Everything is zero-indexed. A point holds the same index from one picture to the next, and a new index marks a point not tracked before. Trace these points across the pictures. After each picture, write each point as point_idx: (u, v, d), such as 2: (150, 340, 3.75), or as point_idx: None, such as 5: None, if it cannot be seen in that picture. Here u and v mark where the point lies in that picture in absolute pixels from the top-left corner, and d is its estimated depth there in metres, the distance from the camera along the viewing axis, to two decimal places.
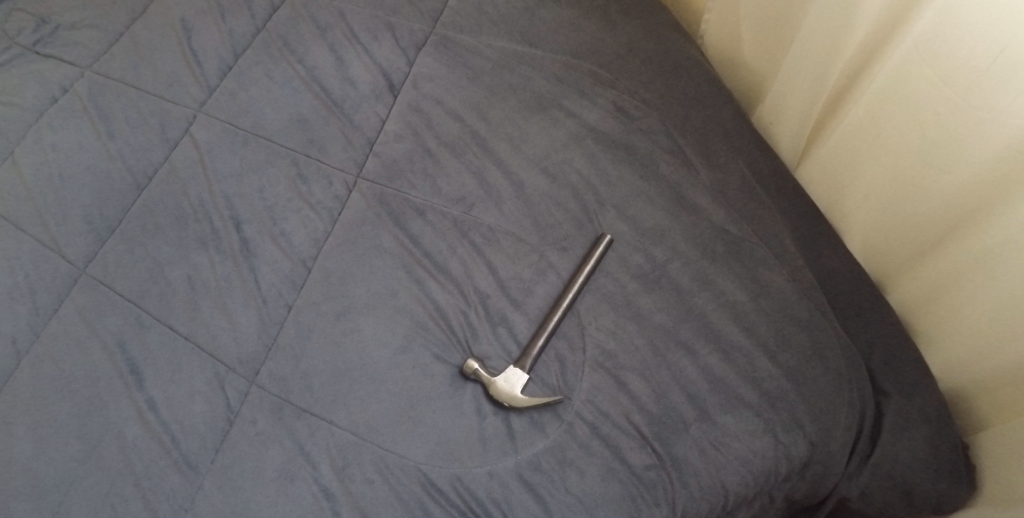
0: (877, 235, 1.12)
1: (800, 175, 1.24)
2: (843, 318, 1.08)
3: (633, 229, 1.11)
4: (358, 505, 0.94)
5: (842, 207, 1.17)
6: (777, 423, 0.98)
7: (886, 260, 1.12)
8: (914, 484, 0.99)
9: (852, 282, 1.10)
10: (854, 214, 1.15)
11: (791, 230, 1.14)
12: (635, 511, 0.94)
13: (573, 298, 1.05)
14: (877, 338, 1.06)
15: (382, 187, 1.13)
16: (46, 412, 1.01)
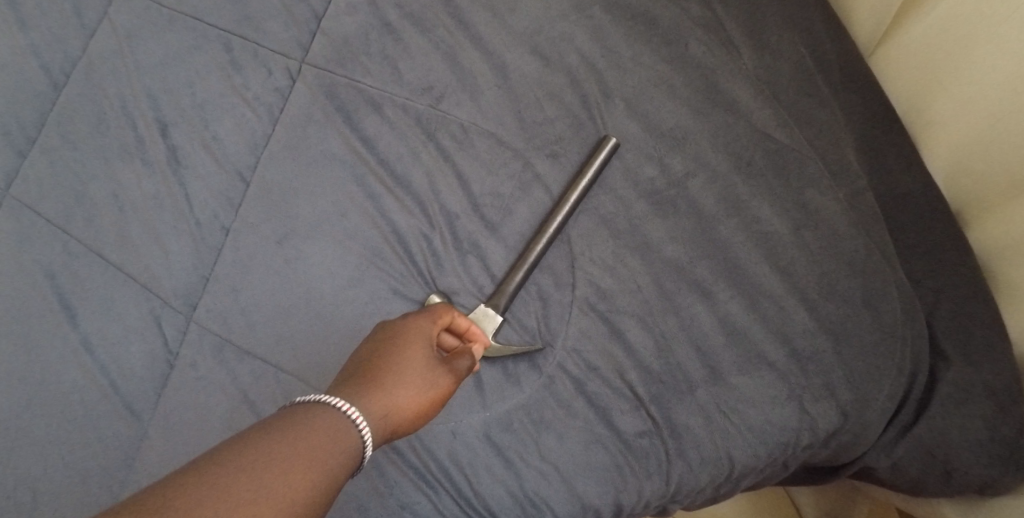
0: (974, 150, 0.83)
1: (875, 63, 0.95)
2: (905, 254, 0.85)
3: (646, 131, 0.87)
4: None
5: (928, 109, 0.88)
6: (804, 389, 0.80)
7: (976, 187, 0.84)
8: (960, 466, 0.79)
9: (926, 208, 0.85)
10: (943, 120, 0.86)
11: (855, 134, 0.88)
12: (622, 483, 0.80)
13: (560, 220, 0.83)
14: (945, 283, 0.83)
15: (331, 74, 0.90)
16: None
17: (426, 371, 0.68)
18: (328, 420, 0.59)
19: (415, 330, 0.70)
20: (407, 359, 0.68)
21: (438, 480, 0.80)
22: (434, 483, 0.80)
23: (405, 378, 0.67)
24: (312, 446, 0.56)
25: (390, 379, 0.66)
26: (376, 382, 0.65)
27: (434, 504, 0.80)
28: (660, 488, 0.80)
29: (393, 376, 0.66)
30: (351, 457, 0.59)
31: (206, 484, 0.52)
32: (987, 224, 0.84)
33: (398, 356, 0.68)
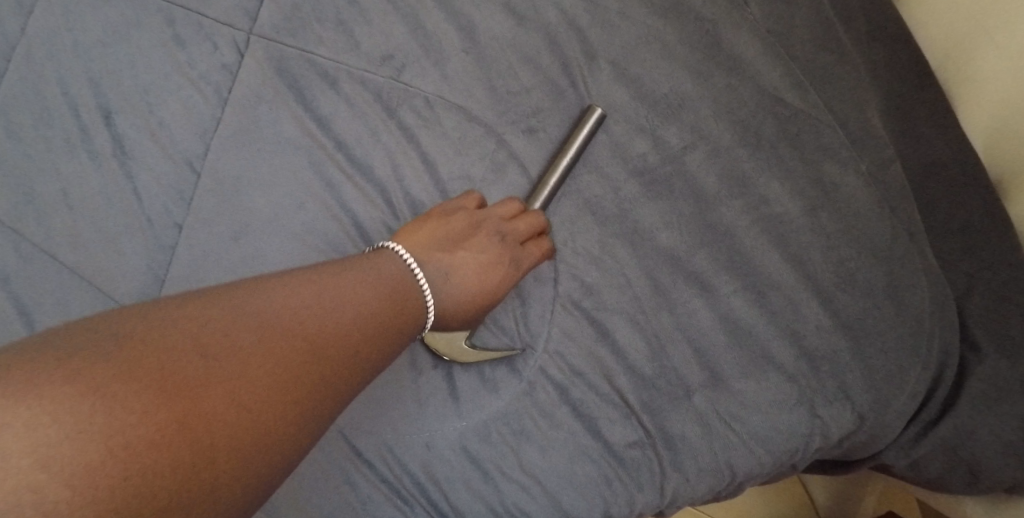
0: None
1: (914, 18, 0.84)
2: (937, 230, 0.74)
3: (636, 98, 0.75)
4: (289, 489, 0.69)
5: (973, 67, 0.77)
6: (816, 391, 0.71)
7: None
8: (987, 472, 0.70)
9: (965, 177, 0.74)
10: (993, 78, 0.75)
11: (880, 92, 0.77)
12: (612, 496, 0.72)
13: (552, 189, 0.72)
14: (982, 265, 0.72)
15: (280, 45, 0.80)
16: None
17: (496, 256, 0.68)
18: (370, 276, 0.56)
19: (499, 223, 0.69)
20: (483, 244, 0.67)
21: (413, 498, 0.72)
22: (411, 502, 0.72)
23: (467, 259, 0.66)
24: (362, 293, 0.54)
25: (470, 249, 0.66)
26: (447, 250, 0.65)
27: None
28: (653, 501, 0.73)
29: (463, 248, 0.66)
30: (399, 306, 0.56)
31: (263, 289, 0.49)
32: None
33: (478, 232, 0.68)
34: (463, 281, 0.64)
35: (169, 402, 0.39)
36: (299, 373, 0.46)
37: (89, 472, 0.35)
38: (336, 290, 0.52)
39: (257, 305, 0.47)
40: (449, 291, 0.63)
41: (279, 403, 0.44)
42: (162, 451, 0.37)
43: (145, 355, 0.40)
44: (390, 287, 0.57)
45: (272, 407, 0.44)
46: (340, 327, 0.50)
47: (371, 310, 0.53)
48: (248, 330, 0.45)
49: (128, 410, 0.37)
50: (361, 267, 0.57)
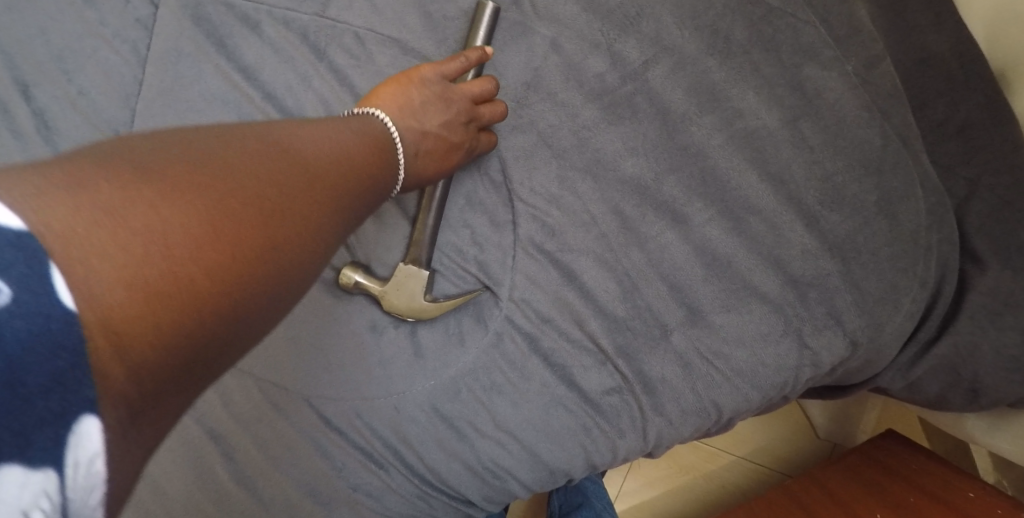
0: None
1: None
2: (941, 132, 0.65)
3: (587, 10, 0.66)
4: (251, 455, 0.70)
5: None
6: (804, 320, 0.65)
7: None
8: (990, 389, 0.64)
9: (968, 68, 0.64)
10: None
11: None
12: (591, 445, 0.69)
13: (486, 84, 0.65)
14: (987, 167, 0.63)
15: None
16: None
17: (457, 127, 0.62)
18: (377, 133, 0.55)
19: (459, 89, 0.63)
20: (444, 111, 0.62)
21: (385, 460, 0.71)
22: (384, 463, 0.71)
23: (431, 126, 0.61)
24: (373, 145, 0.52)
25: (438, 115, 0.61)
26: (414, 117, 0.60)
27: (387, 483, 0.71)
28: (636, 445, 0.69)
29: (432, 113, 0.61)
30: (387, 154, 0.54)
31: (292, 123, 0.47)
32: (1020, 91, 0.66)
33: (441, 97, 0.62)
34: (427, 150, 0.60)
35: (231, 198, 0.37)
36: (332, 201, 0.44)
37: (170, 249, 0.34)
38: (354, 132, 0.51)
39: (289, 132, 0.45)
40: (416, 161, 0.60)
41: (321, 225, 0.43)
42: (221, 237, 0.36)
43: (193, 149, 0.38)
44: (385, 142, 0.55)
45: (316, 226, 0.42)
46: (357, 165, 0.49)
47: (379, 161, 0.52)
48: (291, 151, 0.43)
49: (185, 197, 0.35)
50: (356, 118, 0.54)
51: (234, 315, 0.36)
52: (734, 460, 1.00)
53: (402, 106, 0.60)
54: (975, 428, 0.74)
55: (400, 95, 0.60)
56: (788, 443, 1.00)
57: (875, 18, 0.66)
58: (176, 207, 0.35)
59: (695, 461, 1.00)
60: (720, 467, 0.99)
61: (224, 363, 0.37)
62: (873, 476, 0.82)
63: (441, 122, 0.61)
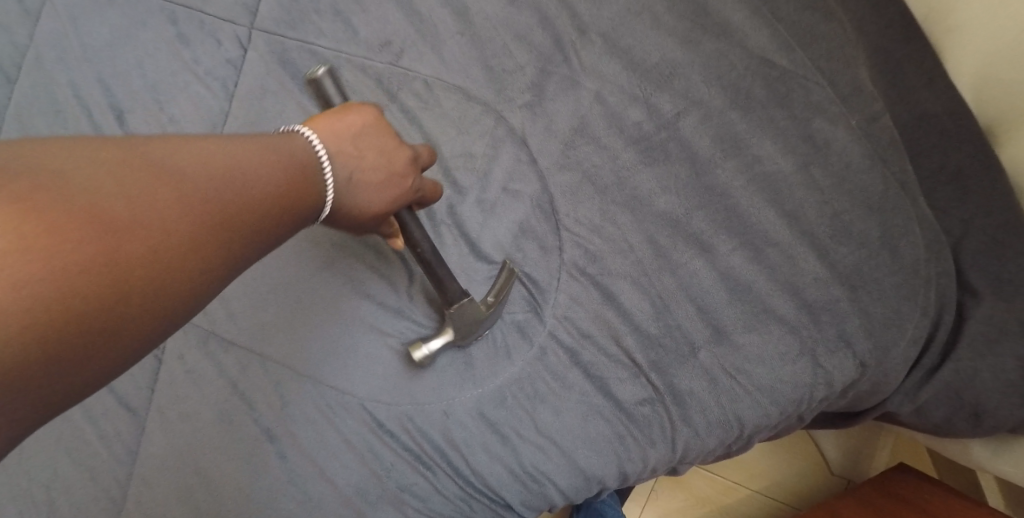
0: (1003, 56, 0.73)
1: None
2: (935, 184, 0.75)
3: (628, 69, 0.76)
4: (306, 452, 0.79)
5: (953, 14, 0.77)
6: (819, 342, 0.73)
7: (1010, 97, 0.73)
8: (991, 410, 0.72)
9: (958, 127, 0.74)
10: (971, 24, 0.76)
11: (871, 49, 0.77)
12: (625, 452, 0.76)
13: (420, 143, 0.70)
14: (979, 212, 0.73)
15: (283, 38, 0.84)
16: None
17: (396, 167, 0.64)
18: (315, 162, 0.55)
19: (385, 139, 0.63)
20: (371, 154, 0.61)
21: (433, 462, 0.79)
22: (431, 464, 0.79)
23: (365, 160, 0.61)
24: (299, 176, 0.52)
25: (365, 156, 0.61)
26: (349, 146, 0.59)
27: (433, 485, 0.79)
28: (665, 455, 0.76)
29: (356, 158, 0.60)
30: (306, 187, 0.53)
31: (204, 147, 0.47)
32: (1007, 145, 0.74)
33: (365, 142, 0.61)
34: (356, 185, 0.60)
35: (74, 232, 0.39)
36: (211, 240, 0.45)
37: (35, 286, 0.37)
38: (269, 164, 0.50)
39: (184, 155, 0.45)
40: (347, 187, 0.59)
41: (207, 258, 0.44)
42: (68, 273, 0.38)
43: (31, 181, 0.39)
44: (329, 168, 0.57)
45: (189, 266, 0.43)
46: (263, 209, 0.48)
47: (300, 191, 0.52)
48: (180, 183, 0.44)
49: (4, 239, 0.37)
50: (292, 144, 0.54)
51: (94, 344, 0.40)
52: (749, 493, 1.06)
53: (335, 136, 0.59)
54: (979, 452, 0.81)
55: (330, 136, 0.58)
56: (802, 479, 1.06)
57: (877, 83, 0.76)
58: (7, 250, 0.37)
59: (711, 494, 1.06)
60: (736, 500, 1.06)
61: (54, 390, 0.39)
62: (885, 504, 0.89)
63: (373, 163, 0.61)
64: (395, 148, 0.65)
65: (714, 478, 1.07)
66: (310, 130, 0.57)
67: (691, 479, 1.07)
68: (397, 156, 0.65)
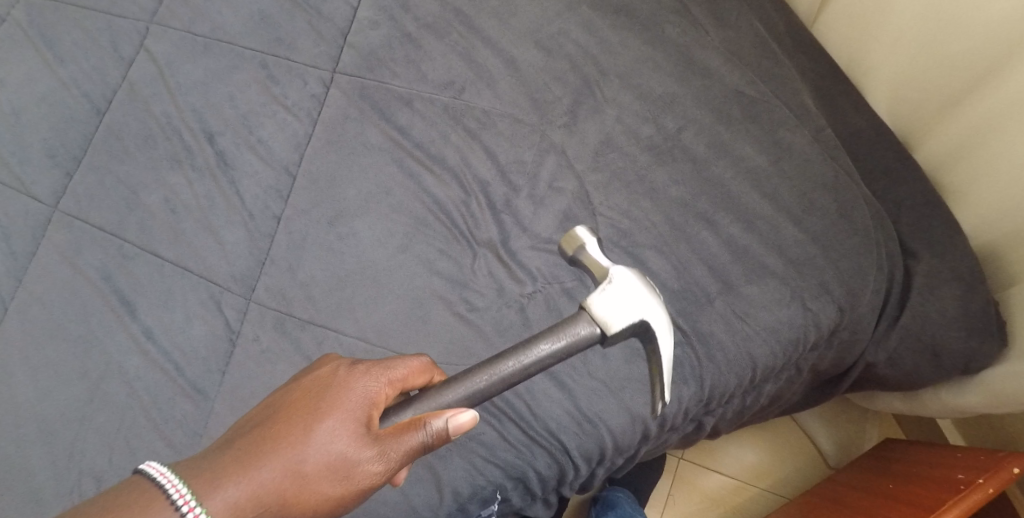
0: (905, 84, 1.02)
1: (820, 32, 1.16)
2: (869, 179, 1.04)
3: (639, 99, 1.02)
4: None
5: (865, 63, 1.08)
6: (805, 290, 0.93)
7: (912, 115, 1.03)
8: (943, 344, 0.94)
9: (877, 141, 1.04)
10: (880, 64, 1.05)
11: (812, 89, 1.08)
12: (663, 390, 0.91)
13: (335, 380, 0.70)
14: (903, 197, 1.01)
15: (362, 79, 1.06)
16: (55, 373, 0.98)
17: (308, 442, 0.67)
18: (232, 499, 0.64)
19: (300, 409, 0.68)
20: (289, 435, 0.67)
21: (501, 411, 0.92)
22: (498, 415, 0.92)
23: (274, 467, 0.66)
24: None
25: (271, 455, 0.66)
26: (251, 459, 0.66)
27: (499, 432, 0.91)
28: (696, 392, 0.92)
29: (270, 452, 0.66)
30: None
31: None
32: (925, 142, 1.03)
33: (280, 423, 0.68)
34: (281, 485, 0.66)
35: None
36: None
37: None
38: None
39: None
40: (291, 481, 0.66)
41: None
42: None
43: None
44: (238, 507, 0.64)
45: None
46: None
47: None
48: None
49: None
50: (149, 500, 0.63)
51: None
52: (760, 492, 1.19)
53: (226, 453, 0.66)
54: (948, 396, 1.00)
55: (221, 468, 0.65)
56: (803, 475, 1.20)
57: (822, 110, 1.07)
58: None
59: (724, 496, 1.19)
60: (747, 499, 1.18)
61: None
62: (877, 466, 1.07)
63: (315, 434, 0.67)
64: (304, 418, 0.68)
65: (726, 481, 1.20)
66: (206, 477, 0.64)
67: (705, 483, 1.19)
68: (297, 434, 0.67)
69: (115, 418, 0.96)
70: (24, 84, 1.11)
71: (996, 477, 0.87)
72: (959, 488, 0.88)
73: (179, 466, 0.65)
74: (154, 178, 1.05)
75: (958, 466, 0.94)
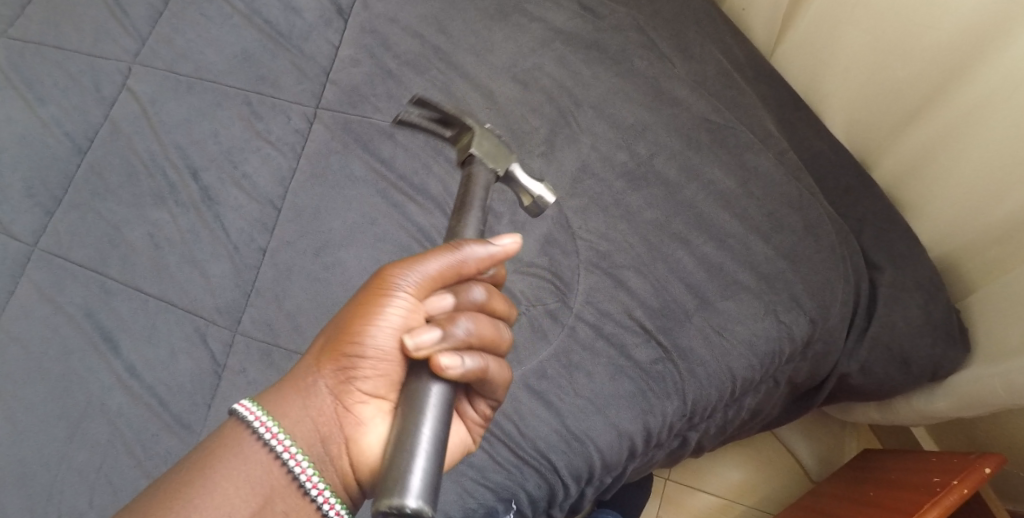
0: (860, 107, 1.09)
1: (777, 62, 1.23)
2: (833, 198, 1.09)
3: (612, 127, 1.07)
4: None
5: (821, 89, 1.15)
6: (778, 304, 0.97)
7: (867, 136, 1.10)
8: (911, 351, 0.99)
9: (837, 162, 1.10)
10: (835, 90, 1.12)
11: (774, 115, 1.14)
12: (647, 405, 0.94)
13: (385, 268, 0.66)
14: (865, 214, 1.06)
15: (344, 114, 1.09)
16: (32, 412, 0.96)
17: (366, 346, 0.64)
18: (304, 420, 0.64)
19: (355, 306, 0.66)
20: (349, 334, 0.64)
21: (491, 433, 0.92)
22: (488, 437, 0.92)
23: (343, 372, 0.65)
24: (318, 433, 0.64)
25: (341, 362, 0.65)
26: (320, 371, 0.65)
27: (489, 453, 0.92)
28: (679, 406, 0.95)
29: (332, 363, 0.65)
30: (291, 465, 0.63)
31: (207, 474, 0.62)
32: (883, 161, 1.09)
33: (339, 329, 0.66)
34: (357, 384, 0.65)
35: None
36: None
37: None
38: (256, 493, 0.62)
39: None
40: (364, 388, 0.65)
41: None
42: None
43: None
44: (319, 420, 0.65)
45: None
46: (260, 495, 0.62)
47: (322, 440, 0.64)
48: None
49: None
50: (240, 439, 0.63)
51: None
52: (746, 509, 1.21)
53: (294, 379, 0.66)
54: (919, 403, 1.04)
55: (294, 390, 0.65)
56: (787, 490, 1.22)
57: (785, 135, 1.13)
58: None
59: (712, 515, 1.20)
60: None
61: None
62: (857, 477, 1.10)
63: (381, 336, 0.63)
64: (360, 313, 0.64)
65: (713, 500, 1.21)
66: (274, 403, 0.64)
67: (692, 503, 1.21)
68: (358, 328, 0.64)
69: (95, 456, 0.93)
70: (4, 125, 1.11)
71: (970, 478, 0.91)
72: (937, 490, 0.91)
73: (263, 396, 0.66)
74: (137, 214, 1.05)
75: (934, 469, 0.97)
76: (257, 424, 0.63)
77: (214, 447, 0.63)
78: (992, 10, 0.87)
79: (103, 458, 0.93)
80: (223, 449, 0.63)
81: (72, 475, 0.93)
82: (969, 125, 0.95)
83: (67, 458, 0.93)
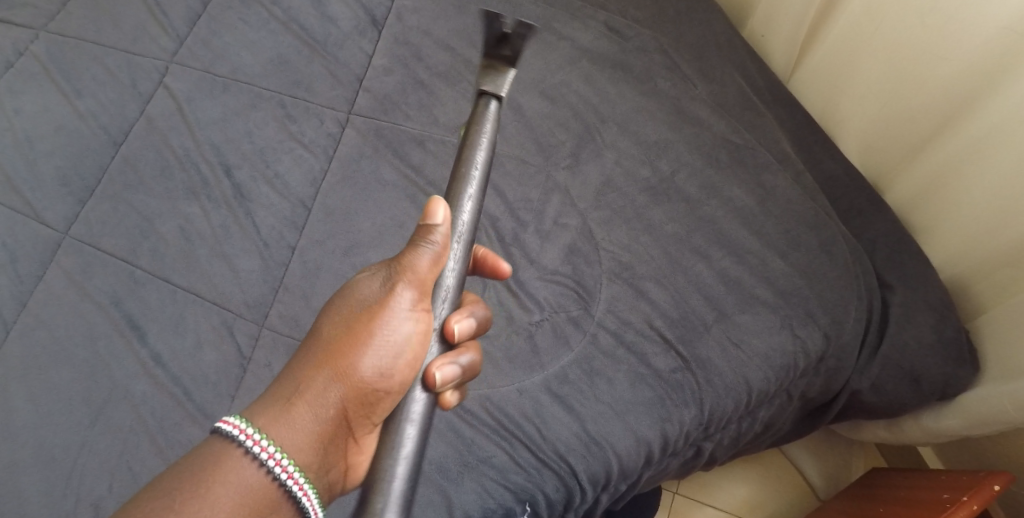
0: (875, 132, 1.13)
1: (794, 87, 1.28)
2: (845, 220, 1.13)
3: (636, 144, 1.11)
4: None
5: (837, 115, 1.20)
6: (794, 318, 1.00)
7: (881, 161, 1.15)
8: (922, 369, 1.02)
9: (851, 187, 1.14)
10: (851, 117, 1.17)
11: (791, 139, 1.19)
12: (665, 413, 0.96)
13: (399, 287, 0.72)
14: (878, 236, 1.10)
15: (377, 121, 1.13)
16: (54, 395, 0.96)
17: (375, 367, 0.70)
18: (313, 440, 0.67)
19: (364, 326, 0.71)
20: (359, 358, 0.70)
21: (511, 433, 0.93)
22: (508, 437, 0.93)
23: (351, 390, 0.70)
24: (322, 457, 0.68)
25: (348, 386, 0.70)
26: (325, 394, 0.69)
27: (510, 454, 0.93)
28: (696, 415, 0.97)
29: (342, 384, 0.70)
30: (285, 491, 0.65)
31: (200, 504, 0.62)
32: (896, 185, 1.13)
33: (345, 352, 0.70)
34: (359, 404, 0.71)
35: None
36: None
37: None
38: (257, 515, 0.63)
39: None
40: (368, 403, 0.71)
41: None
42: None
43: None
44: (324, 442, 0.68)
45: None
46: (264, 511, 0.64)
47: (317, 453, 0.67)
48: None
49: None
50: (230, 460, 0.64)
51: None
52: None
53: (300, 400, 0.68)
54: (927, 421, 1.07)
55: (293, 411, 0.67)
56: (793, 508, 1.24)
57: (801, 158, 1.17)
58: None
59: None
60: None
61: None
62: (863, 495, 1.12)
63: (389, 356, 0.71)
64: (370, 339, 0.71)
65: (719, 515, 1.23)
66: (284, 426, 0.66)
67: None
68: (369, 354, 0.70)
69: (115, 442, 0.94)
70: (39, 114, 1.13)
71: (979, 495, 0.93)
72: (946, 506, 0.93)
73: (260, 418, 0.66)
74: (169, 208, 1.07)
75: (943, 487, 0.99)
76: (245, 439, 0.65)
77: (202, 472, 0.63)
78: (1008, 43, 0.92)
79: (123, 444, 0.94)
80: (212, 473, 0.63)
81: (91, 459, 0.93)
82: (979, 153, 0.99)
83: (87, 442, 0.94)
